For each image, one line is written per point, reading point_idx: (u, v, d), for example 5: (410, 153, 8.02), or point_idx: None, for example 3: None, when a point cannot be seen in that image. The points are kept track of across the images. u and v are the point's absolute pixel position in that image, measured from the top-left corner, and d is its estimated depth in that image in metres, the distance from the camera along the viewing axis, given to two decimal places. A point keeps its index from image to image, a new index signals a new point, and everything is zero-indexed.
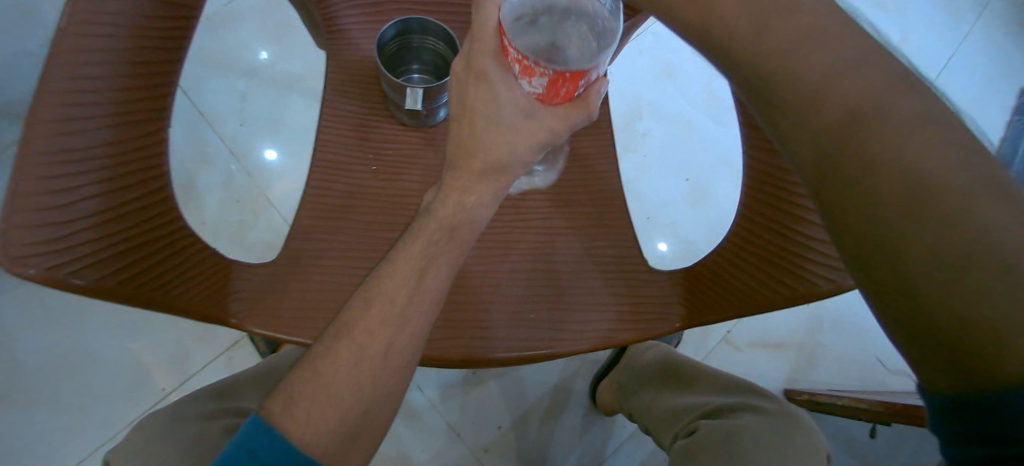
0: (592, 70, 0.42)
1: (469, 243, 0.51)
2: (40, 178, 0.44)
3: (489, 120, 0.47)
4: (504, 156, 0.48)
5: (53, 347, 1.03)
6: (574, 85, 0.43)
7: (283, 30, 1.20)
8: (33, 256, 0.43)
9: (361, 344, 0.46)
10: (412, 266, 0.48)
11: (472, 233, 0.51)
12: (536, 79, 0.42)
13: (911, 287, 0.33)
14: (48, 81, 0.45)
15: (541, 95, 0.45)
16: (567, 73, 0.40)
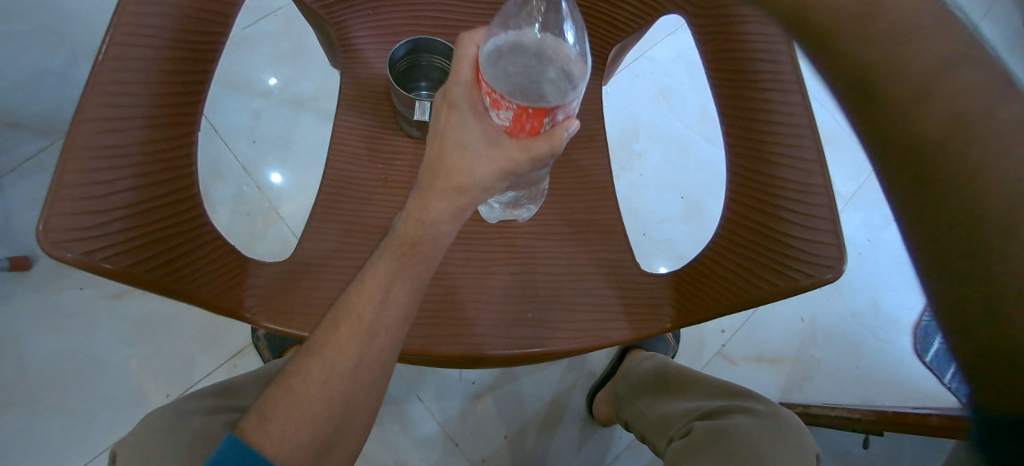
0: (554, 109, 0.47)
1: (433, 257, 0.52)
2: (82, 171, 0.48)
3: (456, 144, 0.51)
4: (466, 180, 0.51)
5: (61, 354, 1.05)
6: (538, 122, 0.48)
7: (297, 53, 1.26)
8: (72, 240, 0.47)
9: (333, 360, 0.49)
10: (378, 280, 0.51)
11: (433, 249, 0.52)
12: (504, 112, 0.47)
13: (988, 280, 0.39)
14: (95, 84, 0.50)
15: (509, 129, 0.49)
16: (530, 108, 0.46)
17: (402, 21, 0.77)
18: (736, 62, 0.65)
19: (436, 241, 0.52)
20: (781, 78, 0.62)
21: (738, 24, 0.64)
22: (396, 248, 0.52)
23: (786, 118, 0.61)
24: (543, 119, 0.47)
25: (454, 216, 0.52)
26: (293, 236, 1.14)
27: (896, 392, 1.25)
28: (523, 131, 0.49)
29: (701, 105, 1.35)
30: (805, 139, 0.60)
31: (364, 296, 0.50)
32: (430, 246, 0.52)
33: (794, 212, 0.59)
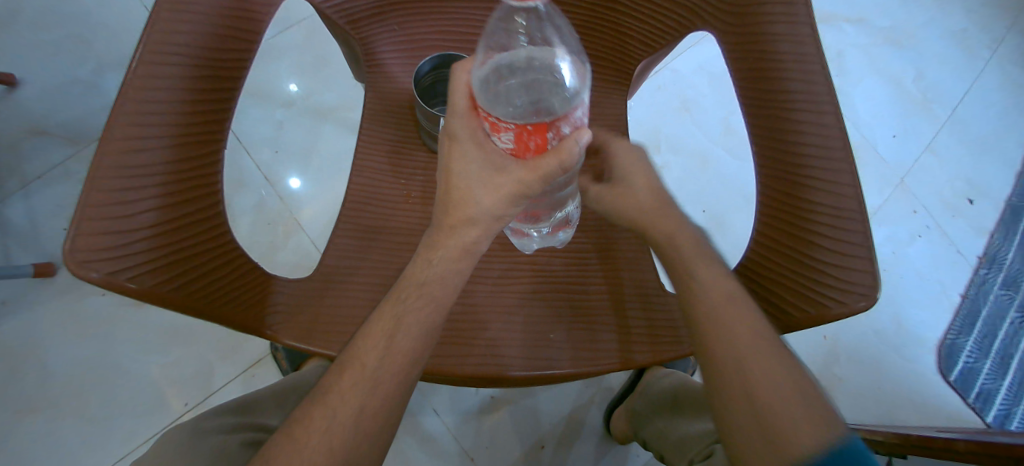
0: (555, 123, 0.47)
1: (444, 296, 0.53)
2: (109, 190, 0.49)
3: (460, 177, 0.51)
4: (472, 211, 0.52)
5: (84, 360, 1.06)
6: (541, 140, 0.47)
7: (319, 64, 1.27)
8: (98, 260, 0.47)
9: (336, 407, 0.48)
10: (386, 322, 0.51)
11: (443, 287, 0.53)
12: (504, 134, 0.47)
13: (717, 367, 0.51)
14: (123, 104, 0.51)
15: (513, 151, 0.49)
16: (529, 125, 0.45)
17: (427, 37, 0.78)
18: (767, 81, 0.63)
19: (445, 281, 0.53)
20: (812, 101, 0.61)
21: (770, 42, 0.63)
22: (402, 289, 0.53)
23: (819, 141, 0.60)
24: (546, 136, 0.47)
25: (462, 254, 0.53)
26: (313, 246, 1.14)
27: (921, 414, 1.22)
28: (531, 152, 0.48)
29: (723, 116, 1.33)
30: (839, 163, 0.59)
31: (376, 330, 0.51)
32: (438, 286, 0.53)
33: (825, 237, 0.57)
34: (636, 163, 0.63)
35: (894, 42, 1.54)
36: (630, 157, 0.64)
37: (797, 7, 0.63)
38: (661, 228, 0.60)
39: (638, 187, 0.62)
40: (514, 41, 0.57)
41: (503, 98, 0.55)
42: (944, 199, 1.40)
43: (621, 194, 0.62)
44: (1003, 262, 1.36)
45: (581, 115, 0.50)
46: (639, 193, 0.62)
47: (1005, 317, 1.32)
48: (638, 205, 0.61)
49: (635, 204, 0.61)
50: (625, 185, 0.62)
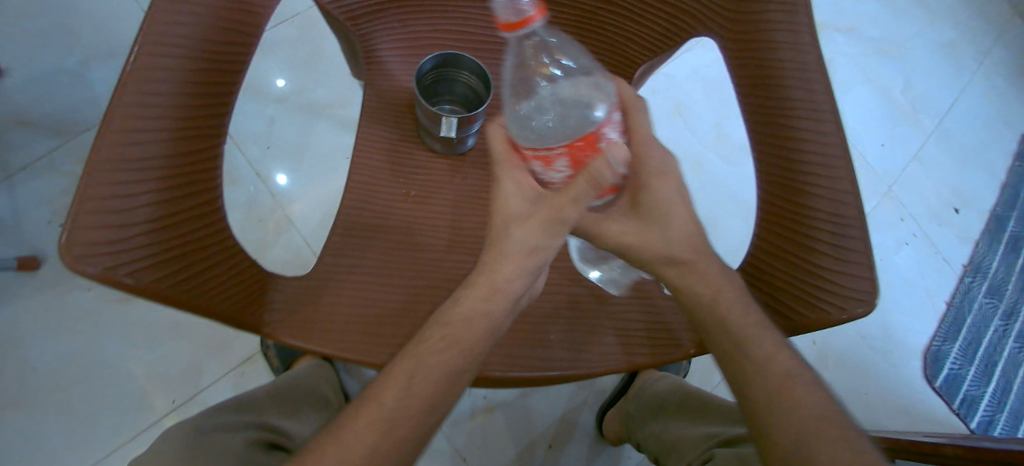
0: (600, 136, 0.49)
1: (472, 337, 0.51)
2: (105, 184, 0.47)
3: (496, 221, 0.53)
4: (506, 247, 0.51)
5: (67, 358, 1.04)
6: (594, 157, 0.49)
7: (313, 60, 1.25)
8: (94, 256, 0.45)
9: (348, 445, 0.46)
10: (407, 361, 0.50)
11: (469, 331, 0.51)
12: (558, 165, 0.50)
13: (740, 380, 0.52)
14: (122, 94, 0.49)
15: (570, 180, 0.51)
16: (577, 142, 0.48)
17: (427, 35, 0.77)
18: (769, 88, 0.64)
19: (470, 321, 0.51)
20: (813, 108, 0.62)
21: (772, 49, 0.64)
22: (427, 331, 0.52)
23: (820, 149, 0.61)
24: (597, 147, 0.49)
25: (490, 297, 0.51)
26: (306, 244, 1.13)
27: (907, 419, 1.24)
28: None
29: (718, 121, 1.34)
30: (839, 171, 0.60)
31: (399, 370, 0.50)
32: (461, 325, 0.51)
33: (824, 244, 0.58)
34: (671, 199, 0.53)
35: (884, 53, 1.56)
36: (667, 193, 0.53)
37: (798, 15, 0.63)
38: (703, 253, 0.55)
39: (682, 218, 0.54)
40: (529, 71, 0.61)
41: (537, 134, 0.59)
42: (931, 208, 1.42)
43: (638, 240, 0.54)
44: (987, 270, 1.39)
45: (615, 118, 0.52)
46: (688, 222, 0.54)
47: (988, 324, 1.34)
48: (684, 237, 0.54)
49: (688, 231, 0.54)
50: (648, 228, 0.53)
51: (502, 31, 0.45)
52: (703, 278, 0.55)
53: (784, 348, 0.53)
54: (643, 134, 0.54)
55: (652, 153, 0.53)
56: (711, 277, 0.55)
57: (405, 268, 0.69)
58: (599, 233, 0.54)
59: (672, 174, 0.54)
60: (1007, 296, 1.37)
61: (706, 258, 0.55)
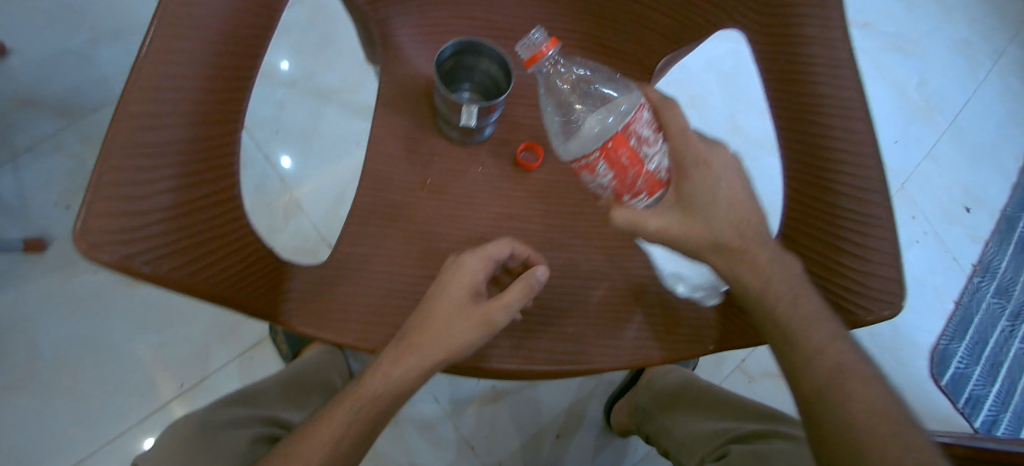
0: (626, 132, 0.56)
1: (416, 366, 0.55)
2: (122, 170, 0.46)
3: (458, 271, 0.59)
4: (460, 292, 0.57)
5: (75, 343, 1.03)
6: (628, 153, 0.56)
7: (323, 44, 1.23)
8: (111, 243, 0.45)
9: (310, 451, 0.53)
10: (364, 385, 0.56)
11: (415, 360, 0.55)
12: (600, 169, 0.57)
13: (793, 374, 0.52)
14: (139, 76, 0.48)
15: (616, 182, 0.58)
16: (606, 143, 0.56)
17: (446, 21, 0.75)
18: (798, 84, 0.63)
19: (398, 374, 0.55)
20: (843, 104, 0.61)
21: (802, 44, 0.62)
22: (381, 358, 0.57)
23: (849, 147, 0.60)
24: (630, 145, 0.56)
25: (433, 333, 0.56)
26: (315, 232, 1.12)
27: None
28: (629, 168, 0.56)
29: (731, 115, 1.32)
30: (870, 170, 0.59)
31: (350, 395, 0.56)
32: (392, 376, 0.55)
33: (852, 244, 0.58)
34: (714, 187, 0.56)
35: (899, 48, 1.53)
36: (710, 182, 0.56)
37: (830, 8, 0.62)
38: (753, 236, 0.56)
39: (729, 203, 0.56)
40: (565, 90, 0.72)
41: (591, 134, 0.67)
42: (943, 207, 1.41)
43: (683, 229, 0.55)
44: (996, 270, 1.38)
45: (651, 122, 0.59)
46: (736, 207, 0.56)
47: (995, 325, 1.33)
48: (731, 221, 0.55)
49: (736, 215, 0.56)
50: (691, 216, 0.55)
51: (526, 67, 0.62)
52: (753, 263, 0.55)
53: (833, 340, 0.53)
54: (683, 130, 0.58)
55: (694, 146, 0.57)
56: (762, 263, 0.56)
57: (423, 258, 0.68)
58: (640, 225, 0.56)
59: (716, 164, 0.57)
60: (1015, 297, 1.36)
61: (755, 241, 0.56)
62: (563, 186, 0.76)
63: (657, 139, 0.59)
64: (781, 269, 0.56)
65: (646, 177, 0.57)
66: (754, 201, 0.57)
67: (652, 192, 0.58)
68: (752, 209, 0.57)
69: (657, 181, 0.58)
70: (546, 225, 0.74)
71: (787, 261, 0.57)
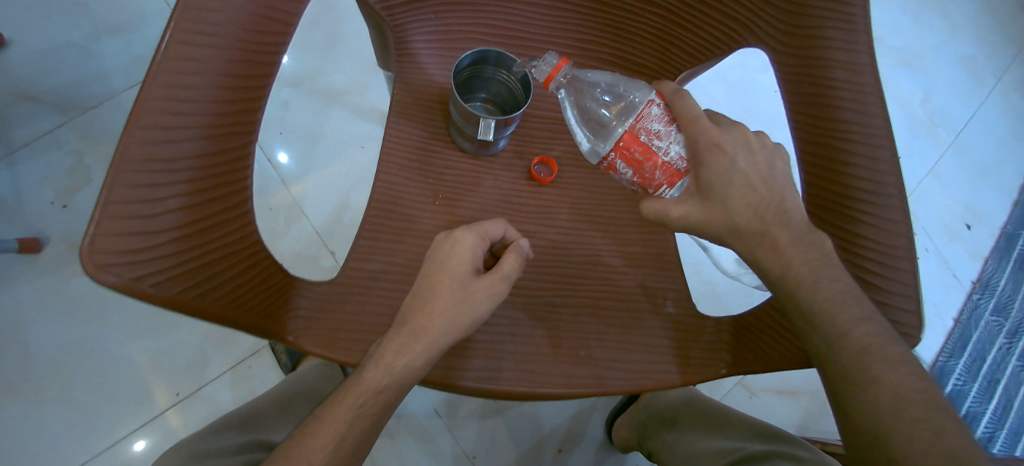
0: (636, 128, 0.57)
1: (423, 350, 0.53)
2: (130, 186, 0.45)
3: (454, 246, 0.57)
4: (460, 269, 0.55)
5: (69, 344, 1.01)
6: (642, 147, 0.57)
7: (329, 44, 1.21)
8: (117, 264, 0.44)
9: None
10: (368, 379, 0.52)
11: (423, 346, 0.53)
12: (621, 168, 0.59)
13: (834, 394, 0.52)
14: (152, 87, 0.47)
15: (639, 179, 0.59)
16: (618, 142, 0.58)
17: (463, 29, 0.74)
18: (822, 109, 0.65)
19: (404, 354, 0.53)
20: (869, 132, 0.63)
21: (827, 68, 0.65)
22: (382, 346, 0.54)
23: (872, 174, 0.62)
24: (641, 141, 0.57)
25: (439, 314, 0.53)
26: (317, 236, 1.10)
27: None
28: (644, 163, 0.57)
29: None
30: (892, 199, 0.61)
31: (350, 393, 0.52)
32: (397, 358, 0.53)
33: (873, 271, 0.59)
34: (729, 170, 0.55)
35: (905, 64, 1.53)
36: (725, 164, 0.55)
37: (859, 34, 0.64)
38: (773, 216, 0.55)
39: (746, 184, 0.55)
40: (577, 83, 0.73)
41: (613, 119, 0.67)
42: (944, 224, 1.40)
43: (703, 215, 0.56)
44: (995, 288, 1.37)
45: (663, 113, 0.59)
46: (753, 187, 0.55)
47: (994, 342, 1.33)
48: (748, 203, 0.55)
49: (754, 197, 0.55)
50: (709, 202, 0.56)
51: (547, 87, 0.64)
52: (774, 246, 0.55)
53: (862, 320, 0.52)
54: (695, 115, 0.57)
55: (706, 130, 0.56)
56: (784, 247, 0.55)
57: None
58: (665, 215, 0.57)
59: (730, 146, 0.56)
60: (1014, 315, 1.36)
61: (776, 222, 0.55)
62: (570, 204, 0.76)
63: (672, 129, 0.58)
64: (805, 251, 0.55)
65: (664, 169, 0.57)
66: (774, 179, 0.56)
67: (672, 183, 0.58)
68: (772, 187, 0.56)
69: (676, 171, 0.58)
70: (565, 243, 0.74)
71: (812, 242, 0.55)
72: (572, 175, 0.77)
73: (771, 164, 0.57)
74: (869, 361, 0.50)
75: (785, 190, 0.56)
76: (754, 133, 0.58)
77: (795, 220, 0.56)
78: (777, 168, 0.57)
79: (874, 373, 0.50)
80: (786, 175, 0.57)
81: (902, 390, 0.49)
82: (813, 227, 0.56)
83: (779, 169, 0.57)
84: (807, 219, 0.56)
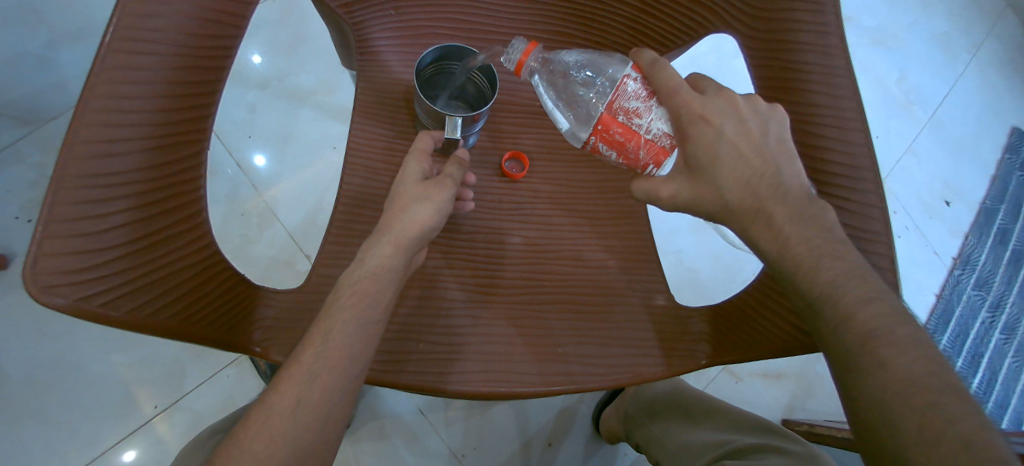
0: (613, 108, 0.57)
1: (392, 248, 0.53)
2: (72, 203, 0.44)
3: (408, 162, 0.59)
4: (413, 172, 0.58)
5: (38, 362, 0.98)
6: (620, 126, 0.57)
7: (296, 44, 1.19)
8: (61, 285, 0.42)
9: None
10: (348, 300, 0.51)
11: (394, 238, 0.53)
12: (604, 149, 0.59)
13: None
14: (89, 100, 0.45)
15: (624, 159, 0.59)
16: (597, 125, 0.57)
17: (424, 25, 0.73)
18: (792, 94, 0.64)
19: (375, 276, 0.52)
20: (839, 115, 0.62)
21: (797, 51, 0.64)
22: (340, 288, 0.52)
23: (846, 158, 0.61)
24: (620, 121, 0.57)
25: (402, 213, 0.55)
26: (292, 241, 1.08)
27: None
28: (626, 143, 0.57)
29: None
30: (867, 183, 0.61)
31: (314, 333, 0.50)
32: (369, 281, 0.52)
33: None
34: (717, 141, 0.52)
35: (880, 43, 1.53)
36: (712, 136, 0.53)
37: (827, 15, 0.64)
38: (768, 190, 0.52)
39: (736, 156, 0.52)
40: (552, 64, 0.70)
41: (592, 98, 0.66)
42: (923, 201, 1.41)
43: (693, 193, 0.53)
44: (976, 262, 1.37)
45: (641, 87, 0.58)
46: (745, 159, 0.52)
47: (976, 316, 1.32)
48: (739, 176, 0.52)
49: (747, 170, 0.52)
50: (698, 180, 0.53)
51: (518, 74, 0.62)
52: (770, 222, 0.51)
53: (871, 298, 0.48)
54: (675, 87, 0.55)
55: (688, 102, 0.54)
56: (780, 223, 0.51)
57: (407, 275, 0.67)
58: (655, 194, 0.55)
59: (715, 116, 0.53)
60: (995, 288, 1.35)
61: (771, 196, 0.52)
62: (546, 199, 0.75)
63: (652, 104, 0.57)
64: (803, 229, 0.51)
65: (648, 147, 0.57)
66: (767, 146, 0.53)
67: (659, 161, 0.58)
68: (766, 157, 0.53)
69: (662, 148, 0.57)
70: (542, 237, 0.73)
71: (812, 216, 0.51)
72: (543, 169, 0.76)
73: (763, 131, 0.54)
74: (877, 342, 0.46)
75: (781, 158, 0.53)
76: (742, 98, 0.55)
77: (792, 192, 0.52)
78: (770, 134, 0.54)
79: (882, 357, 0.45)
80: (780, 140, 0.54)
81: (916, 374, 0.44)
82: (813, 197, 0.53)
83: (772, 135, 0.54)
84: (803, 194, 0.52)
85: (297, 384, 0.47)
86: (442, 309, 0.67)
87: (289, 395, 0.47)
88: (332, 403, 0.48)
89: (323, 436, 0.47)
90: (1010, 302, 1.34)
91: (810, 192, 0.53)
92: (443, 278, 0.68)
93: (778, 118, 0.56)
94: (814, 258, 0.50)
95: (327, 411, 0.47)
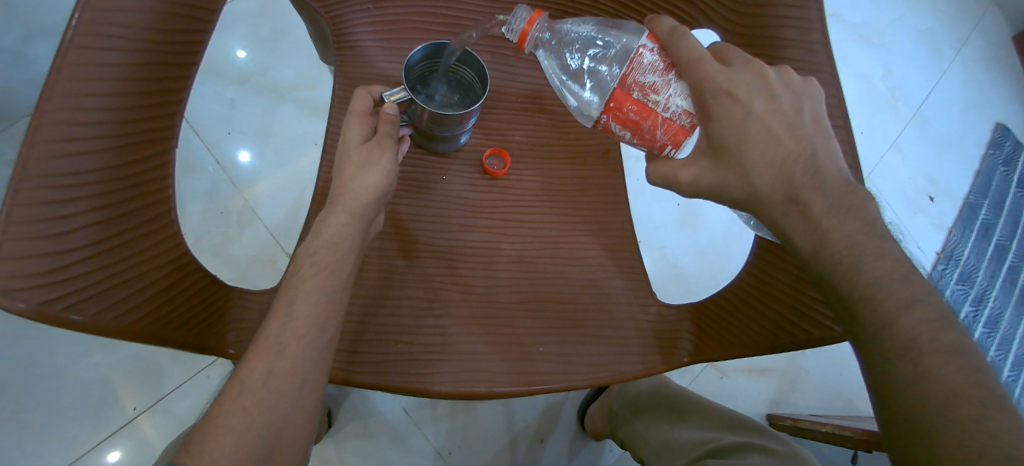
0: (625, 84, 0.55)
1: (355, 217, 0.55)
2: (32, 204, 0.42)
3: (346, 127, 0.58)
4: (353, 136, 0.57)
5: (13, 364, 0.96)
6: (635, 104, 0.55)
7: (276, 38, 1.17)
8: (22, 289, 0.41)
9: None
10: (314, 274, 0.51)
11: (355, 201, 0.55)
12: (616, 127, 0.58)
13: None
14: (50, 97, 0.43)
15: (636, 138, 0.58)
16: (608, 103, 0.56)
17: (402, 19, 0.72)
18: None
19: (333, 246, 0.53)
20: None
21: (780, 47, 0.64)
22: (297, 263, 0.53)
23: None
24: (633, 98, 0.55)
25: (351, 181, 0.55)
26: (273, 240, 1.06)
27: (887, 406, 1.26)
28: (641, 122, 0.56)
29: None
30: None
31: (272, 318, 0.49)
32: (328, 252, 0.53)
33: None
34: (745, 119, 0.51)
35: (865, 39, 1.53)
36: (737, 113, 0.51)
37: (808, 11, 0.64)
38: (803, 175, 0.50)
39: (766, 136, 0.51)
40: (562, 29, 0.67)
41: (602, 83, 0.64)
42: (908, 197, 1.42)
43: (712, 178, 0.53)
44: (959, 257, 1.38)
45: (658, 59, 0.55)
46: (779, 139, 0.51)
47: (959, 310, 1.32)
48: (770, 159, 0.50)
49: (781, 153, 0.51)
50: (722, 163, 0.52)
51: (523, 49, 0.61)
52: (806, 212, 0.49)
53: (885, 294, 0.45)
54: (699, 58, 0.53)
55: (711, 75, 0.52)
56: (818, 213, 0.49)
57: (383, 273, 0.67)
58: (674, 179, 0.55)
59: (742, 92, 0.52)
60: (978, 282, 1.35)
61: (807, 185, 0.50)
62: (530, 195, 0.74)
63: (670, 78, 0.55)
64: (840, 217, 0.49)
65: (666, 126, 0.56)
66: (802, 125, 0.52)
67: (677, 141, 0.56)
68: (801, 137, 0.52)
69: (681, 127, 0.56)
70: (525, 232, 0.73)
71: (848, 206, 0.49)
72: (527, 164, 0.76)
73: (797, 106, 0.53)
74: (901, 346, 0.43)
75: (816, 137, 0.52)
76: (773, 73, 0.54)
77: (831, 180, 0.50)
78: (805, 111, 0.53)
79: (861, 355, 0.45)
80: (815, 118, 0.53)
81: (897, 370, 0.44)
82: (851, 183, 0.51)
83: (807, 111, 0.53)
84: (842, 180, 0.50)
85: (268, 357, 0.47)
86: (422, 306, 0.66)
87: (260, 367, 0.47)
88: (306, 382, 0.48)
89: (299, 406, 0.47)
90: (994, 296, 1.34)
91: (849, 177, 0.51)
92: (424, 276, 0.68)
93: (812, 93, 0.55)
94: (815, 247, 0.49)
95: (300, 395, 0.47)
